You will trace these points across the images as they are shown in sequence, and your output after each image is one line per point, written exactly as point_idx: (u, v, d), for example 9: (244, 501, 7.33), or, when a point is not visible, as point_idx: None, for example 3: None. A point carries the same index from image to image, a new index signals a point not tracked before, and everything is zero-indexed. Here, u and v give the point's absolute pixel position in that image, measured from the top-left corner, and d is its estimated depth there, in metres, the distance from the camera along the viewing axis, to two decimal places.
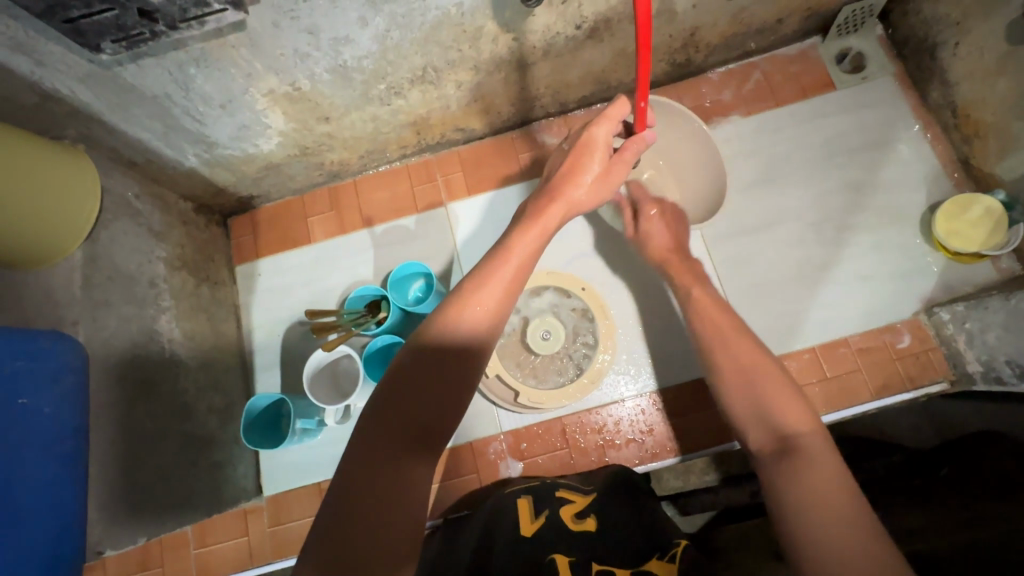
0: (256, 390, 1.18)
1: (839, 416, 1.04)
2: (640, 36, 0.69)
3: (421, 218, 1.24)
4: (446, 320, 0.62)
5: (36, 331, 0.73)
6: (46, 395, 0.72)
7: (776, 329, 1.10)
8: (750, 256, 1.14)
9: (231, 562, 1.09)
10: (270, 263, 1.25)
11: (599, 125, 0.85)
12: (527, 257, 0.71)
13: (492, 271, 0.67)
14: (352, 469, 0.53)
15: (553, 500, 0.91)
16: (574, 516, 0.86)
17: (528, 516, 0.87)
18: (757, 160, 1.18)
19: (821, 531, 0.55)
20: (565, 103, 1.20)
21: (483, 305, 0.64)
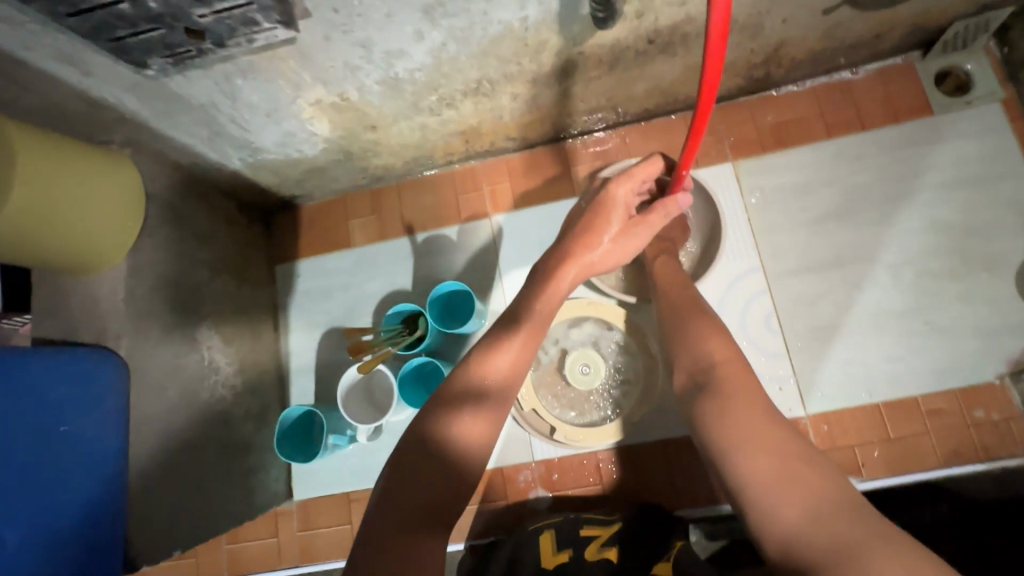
0: (290, 394, 1.18)
1: (893, 481, 0.96)
2: (698, 115, 0.65)
3: (463, 228, 1.19)
4: (462, 389, 0.68)
5: (77, 352, 0.76)
6: (88, 419, 0.75)
7: (838, 380, 1.02)
8: (816, 298, 1.05)
9: (261, 561, 1.12)
10: (309, 264, 1.23)
11: (620, 185, 0.87)
12: (536, 328, 0.77)
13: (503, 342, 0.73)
14: (437, 400, 0.67)
15: (576, 535, 0.85)
16: (599, 550, 0.81)
17: (551, 550, 0.83)
18: (833, 191, 1.08)
19: (752, 471, 0.63)
20: (625, 115, 1.12)
21: (493, 379, 0.70)
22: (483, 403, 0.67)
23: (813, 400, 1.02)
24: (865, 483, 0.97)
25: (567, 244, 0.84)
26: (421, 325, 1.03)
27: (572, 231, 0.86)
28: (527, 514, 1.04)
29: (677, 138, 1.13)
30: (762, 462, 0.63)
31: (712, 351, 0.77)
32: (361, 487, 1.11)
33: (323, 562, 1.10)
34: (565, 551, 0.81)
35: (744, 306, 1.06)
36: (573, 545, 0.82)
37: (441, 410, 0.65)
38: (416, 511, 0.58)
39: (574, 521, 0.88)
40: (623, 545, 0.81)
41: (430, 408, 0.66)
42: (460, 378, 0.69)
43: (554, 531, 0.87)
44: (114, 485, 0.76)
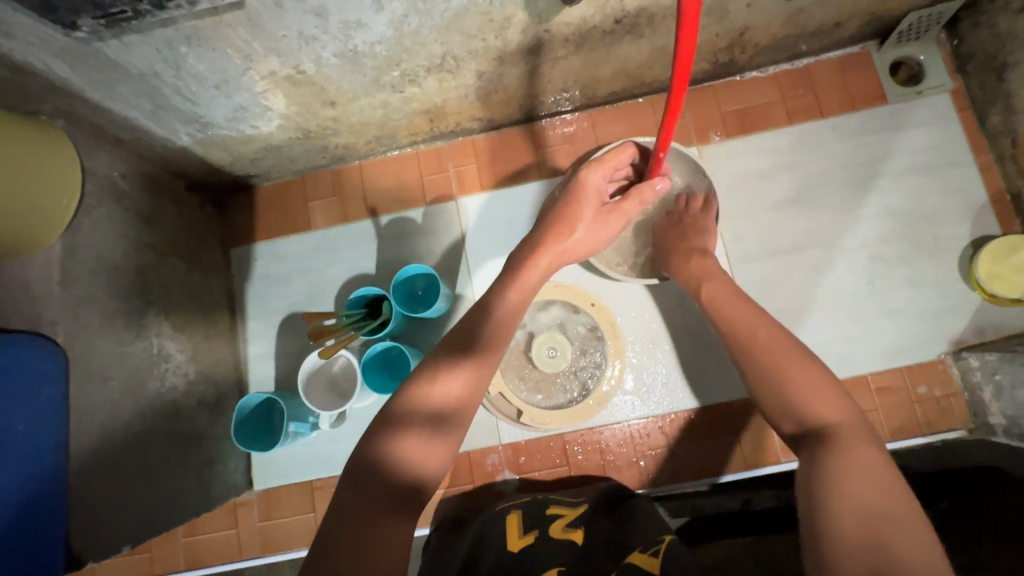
0: (249, 382, 1.14)
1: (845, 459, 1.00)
2: (670, 95, 0.63)
3: (429, 210, 1.16)
4: (412, 401, 0.64)
5: (5, 338, 0.69)
6: (17, 409, 0.69)
7: None
8: (775, 281, 1.08)
9: (220, 552, 1.09)
10: (267, 248, 1.19)
11: (593, 173, 0.89)
12: (503, 327, 0.74)
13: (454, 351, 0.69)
14: (395, 408, 0.63)
15: (542, 515, 0.85)
16: (564, 529, 0.81)
17: (515, 534, 0.81)
18: (793, 176, 1.10)
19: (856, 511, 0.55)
20: (592, 97, 1.11)
21: (446, 390, 0.65)
22: (439, 410, 0.64)
23: None
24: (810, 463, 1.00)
25: (542, 232, 0.85)
26: (385, 310, 1.01)
27: (547, 219, 0.88)
28: (494, 497, 1.04)
29: (644, 121, 1.14)
30: (845, 512, 0.55)
31: (815, 406, 0.67)
32: (324, 475, 1.09)
33: (286, 552, 1.08)
34: (529, 535, 0.80)
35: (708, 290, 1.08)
36: (537, 528, 0.82)
37: (393, 428, 0.61)
38: (372, 518, 0.55)
39: (535, 505, 0.89)
40: (589, 525, 0.81)
41: (377, 429, 0.62)
42: (410, 390, 0.65)
43: (516, 518, 0.86)
44: (54, 482, 0.71)
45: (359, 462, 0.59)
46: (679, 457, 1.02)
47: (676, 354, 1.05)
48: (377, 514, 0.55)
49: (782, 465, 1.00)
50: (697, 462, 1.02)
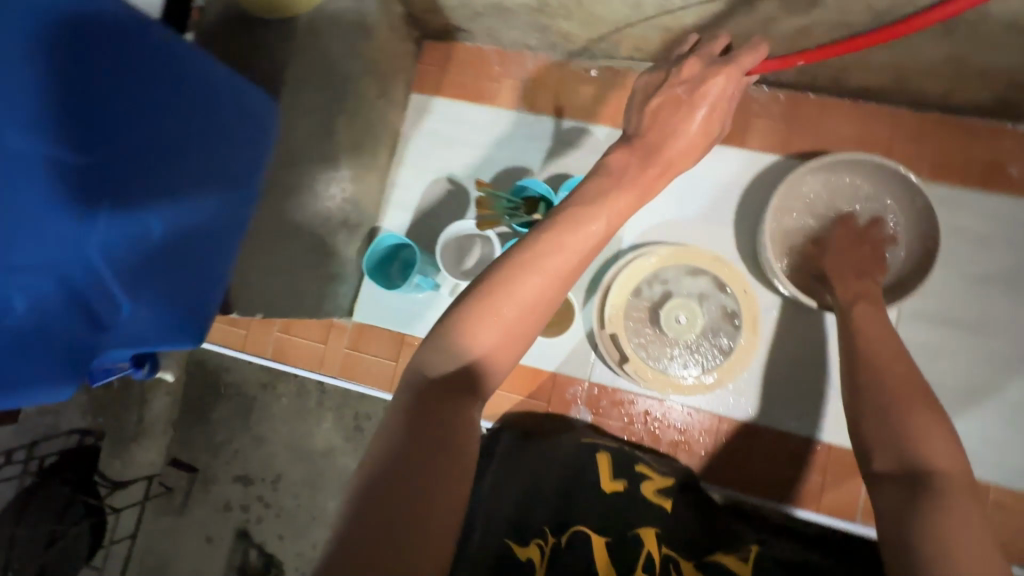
0: (381, 223, 1.17)
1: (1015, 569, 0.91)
2: None
3: (614, 133, 1.11)
4: (494, 279, 0.57)
5: (246, 82, 0.70)
6: (241, 151, 0.70)
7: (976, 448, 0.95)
8: (939, 352, 0.98)
9: (305, 357, 1.18)
10: (445, 105, 1.18)
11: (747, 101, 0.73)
12: (613, 218, 0.63)
13: (560, 225, 0.60)
14: (474, 290, 0.57)
15: (632, 467, 0.84)
16: (656, 493, 0.80)
17: (608, 474, 0.82)
18: (1017, 254, 0.97)
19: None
20: (840, 84, 1.00)
21: (546, 266, 0.58)
22: (534, 289, 0.57)
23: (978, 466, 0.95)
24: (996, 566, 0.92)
25: (669, 151, 0.69)
26: (542, 210, 1.01)
27: (662, 134, 0.70)
28: (562, 424, 1.06)
29: (880, 131, 1.02)
30: None
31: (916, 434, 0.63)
32: (417, 334, 1.13)
33: (360, 384, 1.15)
34: (620, 481, 0.81)
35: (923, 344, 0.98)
36: (628, 478, 0.82)
37: (471, 309, 0.56)
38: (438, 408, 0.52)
39: (626, 453, 0.88)
40: (678, 502, 0.80)
41: (456, 307, 0.57)
42: (493, 269, 0.58)
43: (610, 454, 0.86)
44: (235, 232, 0.72)
45: (434, 350, 0.56)
46: (755, 470, 0.99)
47: (798, 375, 0.99)
48: (447, 398, 0.53)
49: (860, 527, 0.95)
50: (772, 485, 0.98)
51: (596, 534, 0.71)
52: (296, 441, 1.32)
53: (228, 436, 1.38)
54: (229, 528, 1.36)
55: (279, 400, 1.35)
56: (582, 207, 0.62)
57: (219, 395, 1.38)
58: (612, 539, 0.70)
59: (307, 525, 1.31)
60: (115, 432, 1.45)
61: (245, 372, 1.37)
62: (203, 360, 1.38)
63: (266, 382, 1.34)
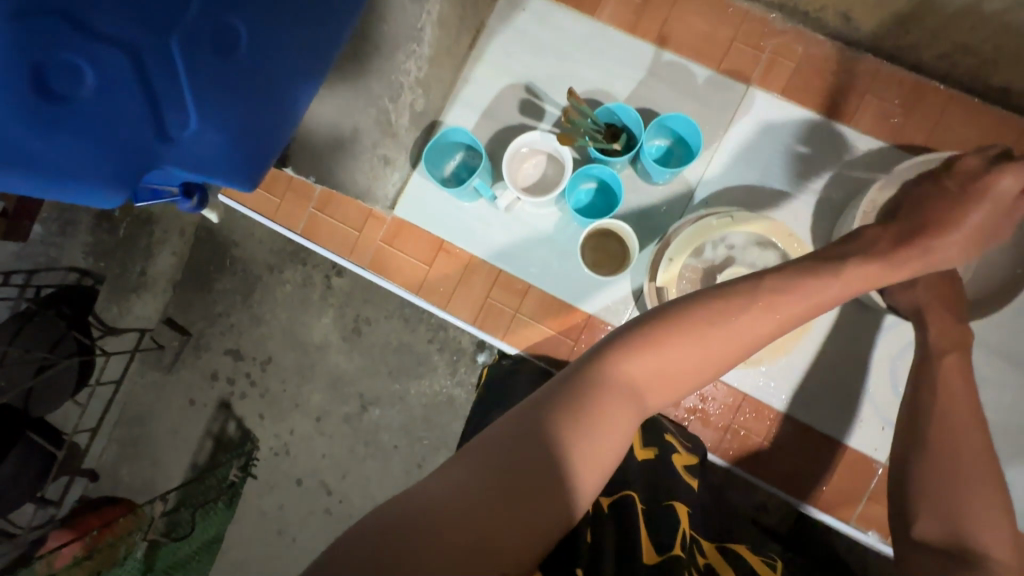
0: (443, 119, 1.09)
1: None
2: None
3: (715, 78, 1.01)
4: (679, 320, 0.58)
5: None
6: None
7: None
8: (984, 384, 0.95)
9: (337, 240, 1.14)
10: (541, 5, 1.07)
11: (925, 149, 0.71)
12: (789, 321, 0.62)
13: (753, 298, 0.61)
14: (657, 320, 0.59)
15: (660, 433, 0.80)
16: (683, 467, 0.77)
17: (638, 438, 0.77)
18: None
19: None
20: (979, 80, 0.91)
21: (727, 331, 0.59)
22: (710, 346, 0.58)
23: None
24: None
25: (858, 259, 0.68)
26: (624, 141, 0.95)
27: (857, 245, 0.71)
28: None
29: (1000, 143, 0.94)
30: None
31: None
32: (456, 243, 1.08)
33: (387, 280, 1.12)
34: (650, 449, 0.76)
35: None
36: (659, 447, 0.78)
37: (649, 335, 0.57)
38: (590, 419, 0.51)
39: (655, 420, 0.83)
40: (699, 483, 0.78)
41: (636, 327, 0.59)
42: (681, 312, 0.59)
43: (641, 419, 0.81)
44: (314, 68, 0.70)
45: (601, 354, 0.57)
46: (764, 454, 0.98)
47: (835, 373, 0.96)
48: (590, 402, 0.52)
49: (849, 529, 0.95)
50: (778, 471, 0.98)
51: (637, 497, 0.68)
52: (295, 329, 1.31)
53: (226, 309, 1.35)
54: (214, 396, 1.36)
55: (285, 286, 1.32)
56: (774, 291, 0.62)
57: (224, 268, 1.35)
58: (649, 506, 0.68)
59: (289, 410, 1.33)
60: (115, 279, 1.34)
61: (253, 250, 1.33)
62: (220, 225, 1.33)
63: (273, 265, 1.31)
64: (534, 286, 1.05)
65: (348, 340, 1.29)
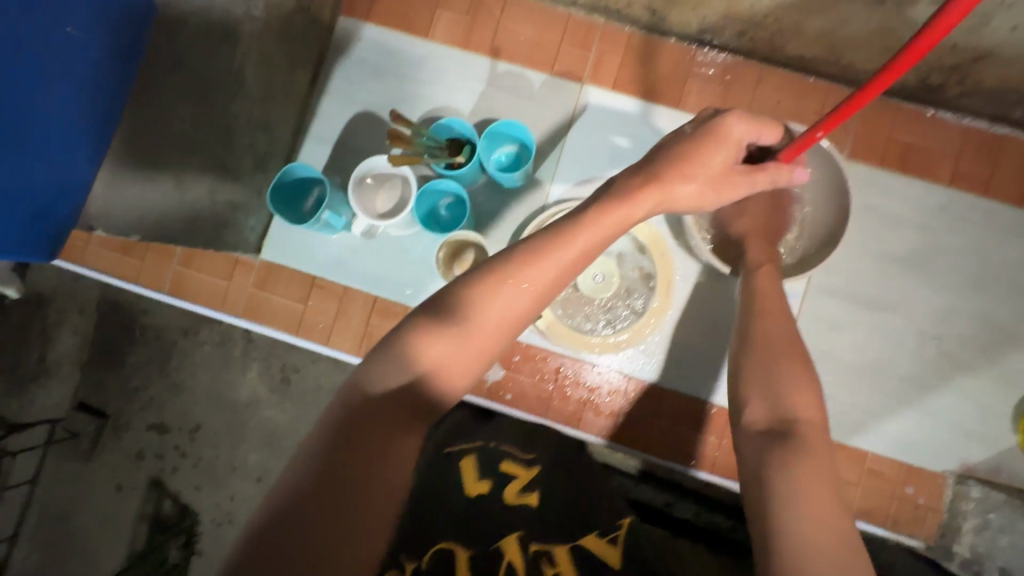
0: (297, 156, 1.08)
1: (887, 532, 0.97)
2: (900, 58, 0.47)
3: (550, 81, 1.05)
4: (473, 296, 0.56)
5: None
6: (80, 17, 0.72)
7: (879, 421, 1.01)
8: (838, 326, 1.02)
9: (207, 294, 1.10)
10: (376, 34, 1.09)
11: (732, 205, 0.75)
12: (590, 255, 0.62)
13: (549, 251, 0.60)
14: (451, 298, 0.56)
15: (490, 461, 0.68)
16: (518, 492, 0.64)
17: (471, 472, 0.65)
18: (920, 238, 1.01)
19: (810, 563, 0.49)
20: (776, 51, 0.99)
21: (526, 287, 0.58)
22: (508, 312, 0.57)
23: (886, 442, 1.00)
24: (866, 526, 0.97)
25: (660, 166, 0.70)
26: (464, 154, 0.96)
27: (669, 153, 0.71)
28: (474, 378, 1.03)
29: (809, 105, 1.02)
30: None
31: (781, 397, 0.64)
32: (328, 277, 1.07)
33: (265, 326, 1.09)
34: (486, 481, 0.65)
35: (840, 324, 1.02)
36: (494, 475, 0.66)
37: (440, 313, 0.55)
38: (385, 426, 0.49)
39: (490, 449, 0.71)
40: (548, 492, 0.66)
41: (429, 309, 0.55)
42: (476, 281, 0.57)
43: (473, 453, 0.68)
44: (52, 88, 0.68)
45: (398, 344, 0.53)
46: (656, 430, 1.01)
47: (707, 341, 1.01)
48: (385, 416, 0.50)
49: None
50: (672, 444, 1.00)
51: (461, 551, 0.57)
52: (215, 393, 1.14)
53: (144, 382, 1.16)
54: (141, 478, 1.15)
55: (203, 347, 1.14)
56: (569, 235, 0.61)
57: (135, 340, 1.15)
58: (479, 550, 0.57)
59: (224, 475, 1.12)
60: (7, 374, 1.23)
61: (165, 317, 1.14)
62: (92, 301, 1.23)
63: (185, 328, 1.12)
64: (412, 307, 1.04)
65: (277, 392, 1.10)
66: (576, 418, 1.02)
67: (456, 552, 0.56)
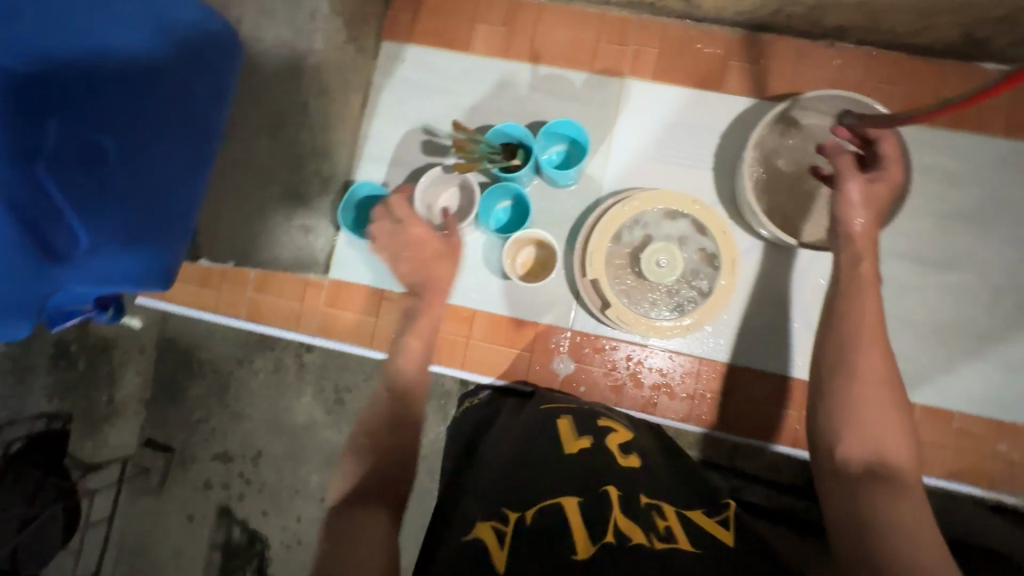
0: (355, 176, 1.13)
1: (980, 492, 0.96)
2: None
3: (592, 79, 1.08)
4: None
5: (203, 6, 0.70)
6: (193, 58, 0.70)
7: (935, 379, 1.00)
8: (907, 289, 1.01)
9: (282, 315, 1.15)
10: (418, 53, 1.14)
11: (856, 179, 0.74)
12: None
13: None
14: None
15: (594, 425, 0.73)
16: (620, 447, 0.69)
17: (570, 434, 0.70)
18: (982, 193, 1.01)
19: (896, 529, 0.53)
20: (815, 26, 1.00)
21: None
22: None
23: (964, 400, 0.99)
24: (955, 486, 0.96)
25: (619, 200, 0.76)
26: (520, 156, 1.00)
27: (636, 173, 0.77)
28: (546, 374, 1.05)
29: (853, 74, 1.03)
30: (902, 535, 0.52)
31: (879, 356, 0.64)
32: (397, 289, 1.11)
33: (340, 342, 1.13)
34: (586, 439, 0.69)
35: (908, 287, 1.01)
36: (594, 434, 0.71)
37: None
38: None
39: (586, 411, 0.77)
40: (643, 454, 0.71)
41: None
42: None
43: (569, 416, 0.75)
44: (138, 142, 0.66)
45: None
46: (734, 409, 1.02)
47: (775, 316, 1.01)
48: None
49: None
50: (751, 421, 1.01)
51: (568, 500, 0.58)
52: (276, 416, 1.18)
53: (205, 415, 1.21)
54: (212, 506, 1.19)
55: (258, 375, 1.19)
56: None
57: (194, 373, 1.22)
58: (588, 497, 0.58)
59: (293, 497, 1.17)
60: (83, 414, 1.23)
61: (220, 351, 1.20)
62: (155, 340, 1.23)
63: (242, 356, 1.18)
64: (479, 310, 1.08)
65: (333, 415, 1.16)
66: (651, 404, 1.03)
67: (561, 500, 0.58)
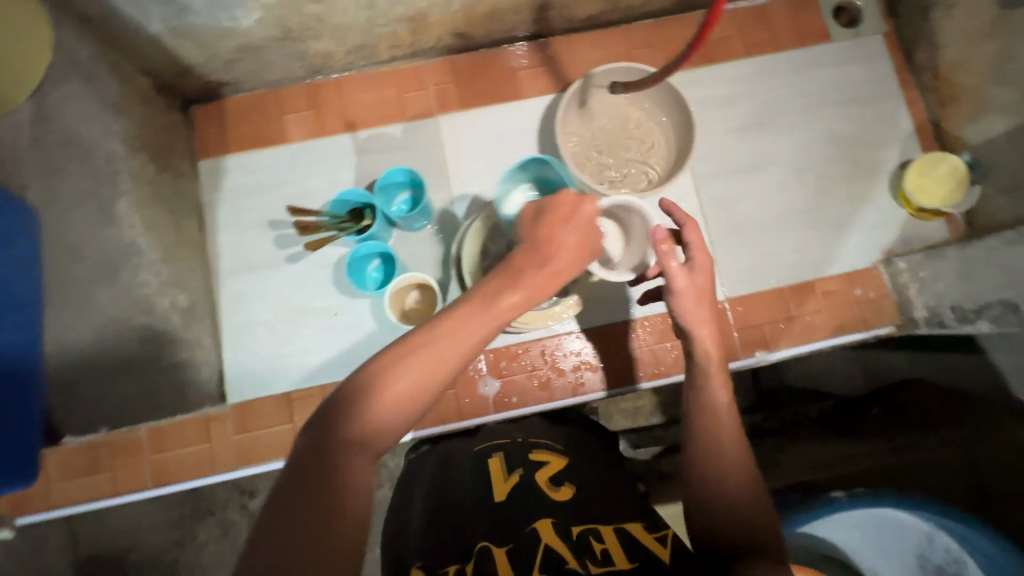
0: (220, 296, 1.11)
1: (863, 336, 1.11)
2: None
3: (409, 126, 1.16)
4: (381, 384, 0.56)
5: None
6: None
7: (784, 261, 1.15)
8: (736, 199, 1.17)
9: (193, 468, 1.03)
10: (239, 160, 1.15)
11: (678, 275, 0.71)
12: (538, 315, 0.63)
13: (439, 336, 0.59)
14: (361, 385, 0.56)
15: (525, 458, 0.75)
16: (550, 480, 0.70)
17: (499, 474, 0.72)
18: (753, 103, 1.20)
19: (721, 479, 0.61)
20: (570, 21, 1.16)
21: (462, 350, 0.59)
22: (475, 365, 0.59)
23: (814, 267, 1.14)
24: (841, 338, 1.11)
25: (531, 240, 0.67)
26: (368, 215, 1.05)
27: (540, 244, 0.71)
28: (478, 401, 1.07)
29: (617, 47, 1.19)
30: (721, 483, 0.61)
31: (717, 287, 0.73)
32: (303, 385, 1.08)
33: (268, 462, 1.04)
34: (514, 475, 0.72)
35: (734, 196, 1.17)
36: (523, 469, 0.73)
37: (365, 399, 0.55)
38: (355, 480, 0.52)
39: (521, 446, 0.79)
40: (577, 477, 0.72)
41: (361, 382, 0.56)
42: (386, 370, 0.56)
43: (501, 454, 0.77)
44: None
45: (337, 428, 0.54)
46: (652, 355, 1.09)
47: None
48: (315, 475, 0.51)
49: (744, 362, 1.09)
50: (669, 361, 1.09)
51: (496, 546, 0.60)
52: None
53: None
54: None
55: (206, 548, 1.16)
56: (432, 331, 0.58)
57: None
58: (514, 543, 0.60)
59: None
60: None
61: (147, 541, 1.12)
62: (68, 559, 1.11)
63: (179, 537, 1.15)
64: None
65: None
66: (580, 384, 1.08)
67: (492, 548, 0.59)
